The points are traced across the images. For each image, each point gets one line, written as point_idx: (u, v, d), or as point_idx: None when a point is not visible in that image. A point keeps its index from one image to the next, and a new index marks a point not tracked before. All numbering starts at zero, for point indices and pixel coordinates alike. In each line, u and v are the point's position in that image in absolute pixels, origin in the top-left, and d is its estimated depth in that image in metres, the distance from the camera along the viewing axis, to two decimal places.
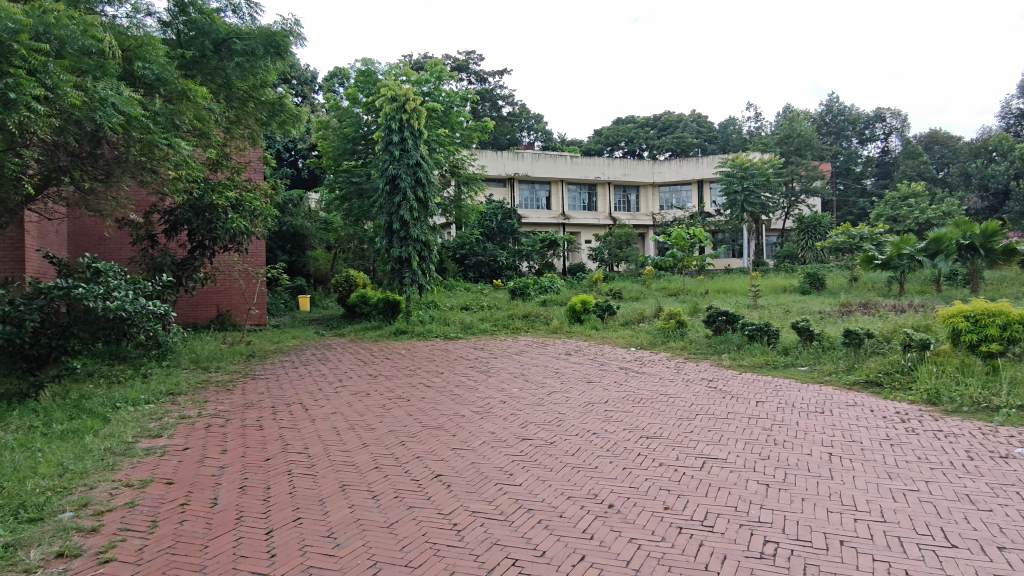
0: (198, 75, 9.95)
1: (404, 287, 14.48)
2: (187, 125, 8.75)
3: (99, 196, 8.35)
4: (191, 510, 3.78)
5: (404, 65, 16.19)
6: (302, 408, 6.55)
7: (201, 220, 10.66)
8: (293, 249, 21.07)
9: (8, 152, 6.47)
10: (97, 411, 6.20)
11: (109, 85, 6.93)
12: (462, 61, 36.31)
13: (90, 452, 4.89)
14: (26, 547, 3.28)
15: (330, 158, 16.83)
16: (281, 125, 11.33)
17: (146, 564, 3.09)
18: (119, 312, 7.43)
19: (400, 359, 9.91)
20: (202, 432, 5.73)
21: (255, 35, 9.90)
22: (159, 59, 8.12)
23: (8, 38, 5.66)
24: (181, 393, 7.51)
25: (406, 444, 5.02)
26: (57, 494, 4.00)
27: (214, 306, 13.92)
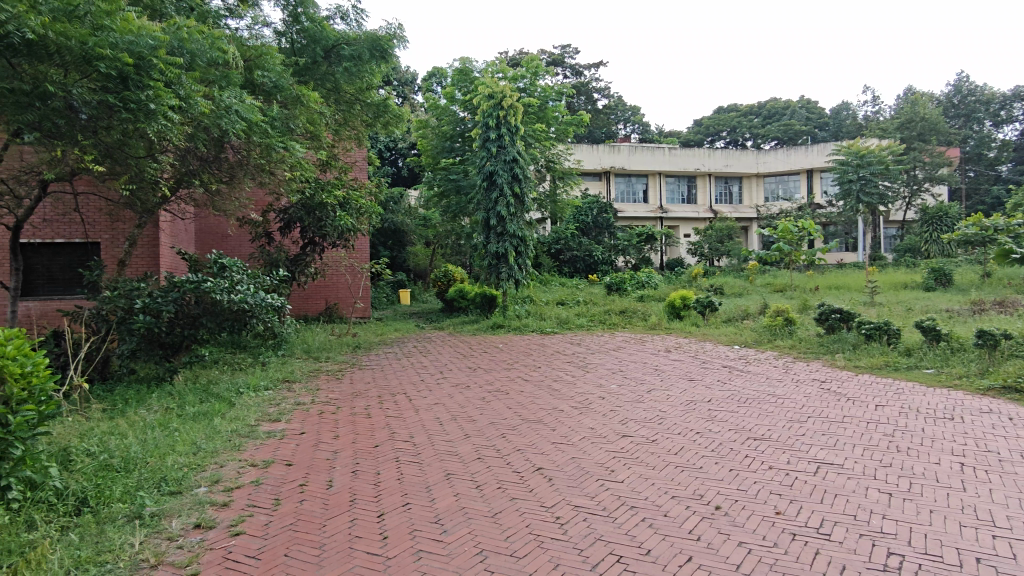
0: (310, 81, 10.44)
1: (501, 282, 14.68)
2: (300, 128, 9.39)
3: (223, 198, 9.04)
4: (309, 490, 4.04)
5: (500, 62, 16.31)
6: (406, 398, 6.81)
7: (311, 218, 11.35)
8: (395, 245, 21.89)
9: (149, 159, 7.11)
10: (223, 395, 6.74)
11: (232, 94, 7.47)
12: (558, 55, 36.27)
13: (219, 432, 5.32)
14: (169, 517, 3.63)
15: (429, 156, 17.26)
16: (385, 126, 11.76)
17: (272, 538, 3.33)
18: (243, 304, 8.10)
19: (498, 353, 10.06)
20: (316, 417, 6.10)
21: (361, 40, 10.39)
22: (276, 68, 8.68)
23: (149, 55, 6.08)
24: (295, 380, 8.02)
25: (507, 436, 5.11)
26: (193, 470, 4.39)
27: (323, 299, 14.71)
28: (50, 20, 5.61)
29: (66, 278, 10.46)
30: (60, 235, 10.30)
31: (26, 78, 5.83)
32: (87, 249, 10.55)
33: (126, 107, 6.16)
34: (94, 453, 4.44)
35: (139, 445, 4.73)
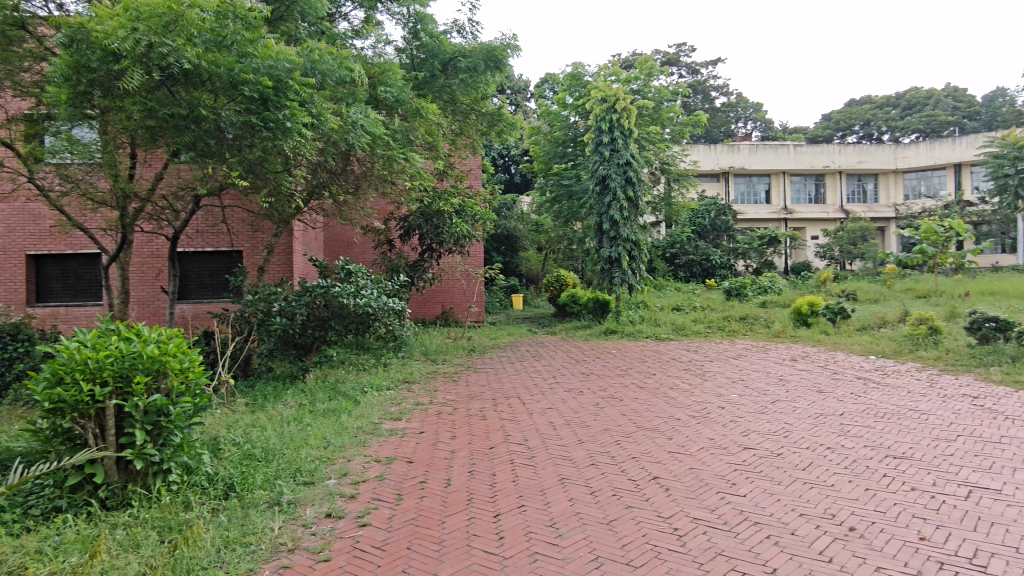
0: (429, 93, 10.87)
1: (614, 287, 14.46)
2: (420, 139, 9.81)
3: (350, 209, 9.60)
4: (429, 487, 4.20)
5: (613, 65, 16.16)
6: (520, 402, 6.90)
7: (430, 225, 11.90)
8: (507, 250, 22.26)
9: (285, 173, 7.69)
10: (350, 394, 7.15)
11: (358, 110, 7.93)
12: (672, 54, 35.43)
13: (347, 429, 5.65)
14: (304, 505, 3.91)
15: (541, 162, 17.41)
16: (499, 134, 12.02)
17: (396, 531, 3.49)
18: (367, 308, 8.58)
19: (611, 359, 9.95)
20: (435, 417, 6.33)
21: (477, 52, 10.69)
22: (397, 83, 9.10)
23: (285, 77, 6.63)
24: (414, 381, 8.37)
25: (622, 443, 5.04)
26: (324, 463, 4.70)
27: (439, 304, 15.24)
28: (203, 50, 6.23)
29: (214, 283, 11.53)
30: (209, 245, 11.34)
31: (183, 103, 6.49)
32: (231, 257, 11.57)
33: (266, 126, 6.70)
34: (239, 443, 4.86)
35: (277, 438, 5.12)
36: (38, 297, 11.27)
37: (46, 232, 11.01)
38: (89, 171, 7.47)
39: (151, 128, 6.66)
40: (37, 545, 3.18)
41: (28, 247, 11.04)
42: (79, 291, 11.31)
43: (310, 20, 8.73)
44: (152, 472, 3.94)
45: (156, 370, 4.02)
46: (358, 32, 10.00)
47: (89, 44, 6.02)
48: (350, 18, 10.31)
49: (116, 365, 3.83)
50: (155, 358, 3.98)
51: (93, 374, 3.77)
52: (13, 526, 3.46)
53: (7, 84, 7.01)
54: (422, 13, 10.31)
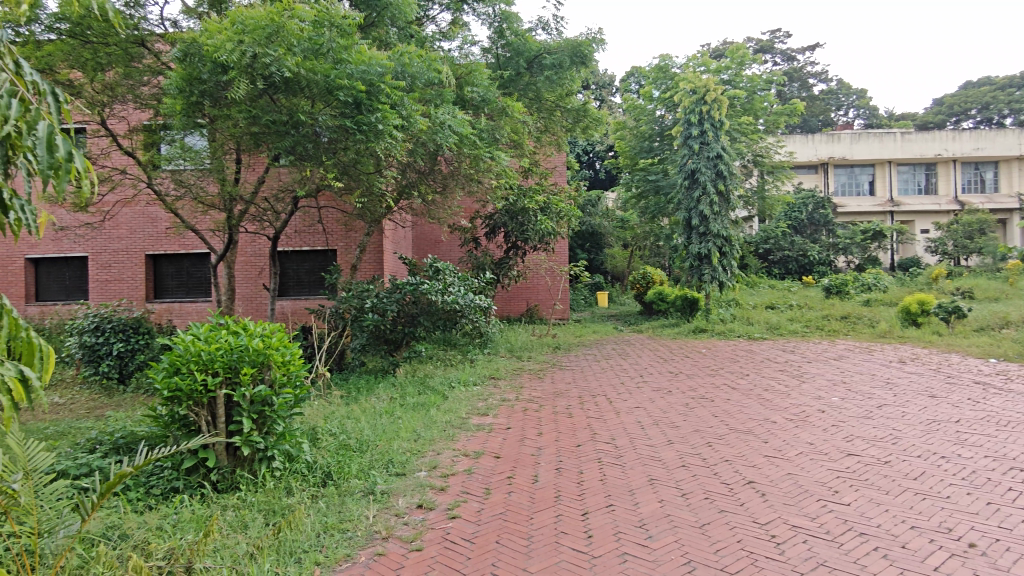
0: (514, 92, 10.92)
1: (704, 285, 14.03)
2: (505, 138, 9.89)
3: (438, 207, 9.82)
4: (516, 483, 4.23)
5: (703, 55, 15.66)
6: (607, 400, 6.83)
7: (515, 223, 11.86)
8: (592, 247, 22.06)
9: (377, 174, 7.94)
10: (438, 388, 7.32)
11: (446, 111, 8.09)
12: (766, 41, 33.94)
13: (436, 422, 5.79)
14: (396, 495, 4.04)
15: (627, 157, 17.08)
16: (585, 130, 11.95)
17: (484, 525, 3.54)
18: (454, 304, 8.78)
19: (701, 358, 9.66)
20: (521, 414, 6.37)
21: (563, 48, 10.64)
22: (483, 83, 9.21)
23: (377, 81, 6.87)
24: (500, 377, 8.47)
25: (714, 445, 4.89)
26: (415, 455, 4.84)
27: (524, 301, 15.31)
28: (302, 59, 6.53)
29: (311, 281, 12.11)
30: (306, 244, 11.92)
31: (283, 109, 6.83)
32: (327, 255, 12.10)
33: (359, 129, 6.93)
34: (336, 433, 5.08)
35: (371, 430, 5.32)
36: (156, 293, 12.22)
37: (162, 233, 11.92)
38: (200, 176, 8.02)
39: (255, 134, 7.05)
40: (158, 522, 3.45)
41: (147, 247, 11.99)
42: (191, 288, 12.18)
43: (400, 25, 8.96)
44: (258, 458, 4.19)
45: (261, 362, 4.27)
46: (445, 35, 10.19)
47: (201, 57, 6.46)
48: (437, 21, 10.52)
49: (225, 357, 4.10)
50: (260, 351, 4.23)
51: (205, 365, 4.06)
52: (138, 503, 3.77)
53: (130, 98, 7.64)
54: (507, 12, 10.33)
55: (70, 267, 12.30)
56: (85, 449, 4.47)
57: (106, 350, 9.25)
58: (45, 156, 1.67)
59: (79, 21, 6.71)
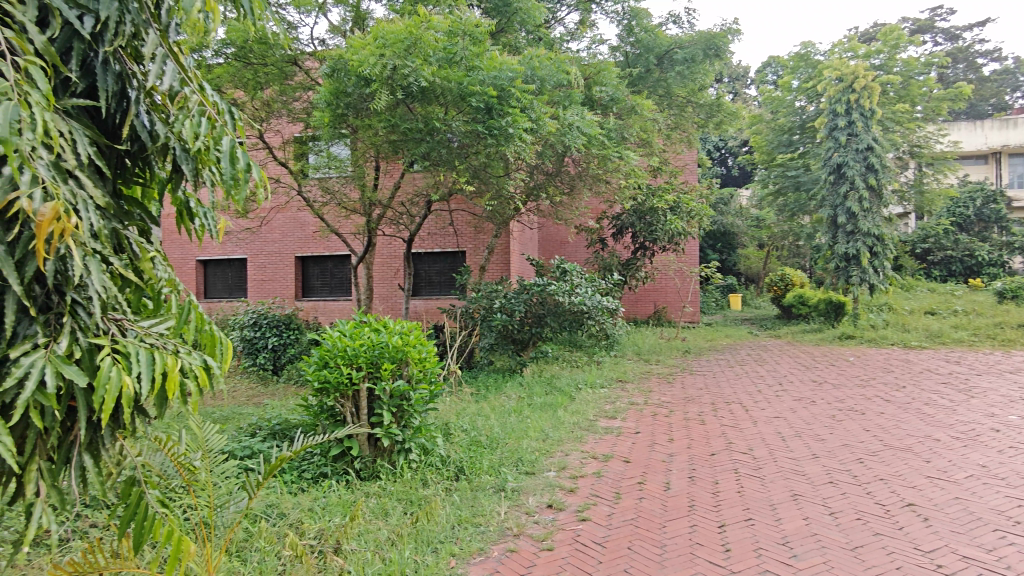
0: (643, 89, 10.74)
1: (851, 287, 13.00)
2: (634, 137, 9.73)
3: (565, 208, 9.85)
4: (647, 489, 4.14)
5: (851, 39, 14.41)
6: (742, 408, 6.51)
7: (643, 223, 11.70)
8: (724, 247, 21.16)
9: (506, 177, 8.13)
10: (565, 389, 7.33)
11: (575, 112, 8.11)
12: (925, 20, 30.78)
13: (563, 423, 5.81)
14: (527, 493, 4.09)
15: (764, 152, 16.10)
16: (718, 125, 11.49)
17: (615, 529, 3.49)
18: (582, 306, 8.75)
19: (849, 367, 8.95)
20: (650, 418, 6.23)
21: (695, 41, 10.31)
22: (612, 82, 9.11)
23: (508, 85, 7.01)
24: (628, 380, 8.33)
25: (865, 462, 4.51)
26: (544, 455, 4.88)
27: (652, 303, 14.96)
28: (437, 68, 6.77)
29: (442, 281, 12.57)
30: (437, 246, 12.41)
31: (420, 118, 7.14)
32: (457, 257, 12.50)
33: (491, 133, 7.09)
34: (467, 430, 5.24)
35: (500, 428, 5.43)
36: (304, 292, 13.23)
37: (310, 236, 12.89)
38: (344, 182, 8.60)
39: (394, 142, 7.44)
40: (310, 504, 3.73)
41: (297, 250, 13.03)
42: (335, 288, 13.07)
43: (528, 29, 9.09)
44: (397, 449, 4.41)
45: (400, 359, 4.50)
46: (573, 35, 10.21)
47: (347, 72, 6.90)
48: (565, 22, 10.56)
49: (368, 353, 4.38)
50: (399, 348, 4.47)
51: (351, 359, 4.35)
52: (292, 485, 4.10)
53: (285, 113, 8.36)
54: (636, 8, 10.09)
55: (233, 267, 13.63)
56: (248, 433, 4.94)
57: (263, 344, 10.18)
58: (227, 168, 1.87)
59: (243, 45, 7.42)
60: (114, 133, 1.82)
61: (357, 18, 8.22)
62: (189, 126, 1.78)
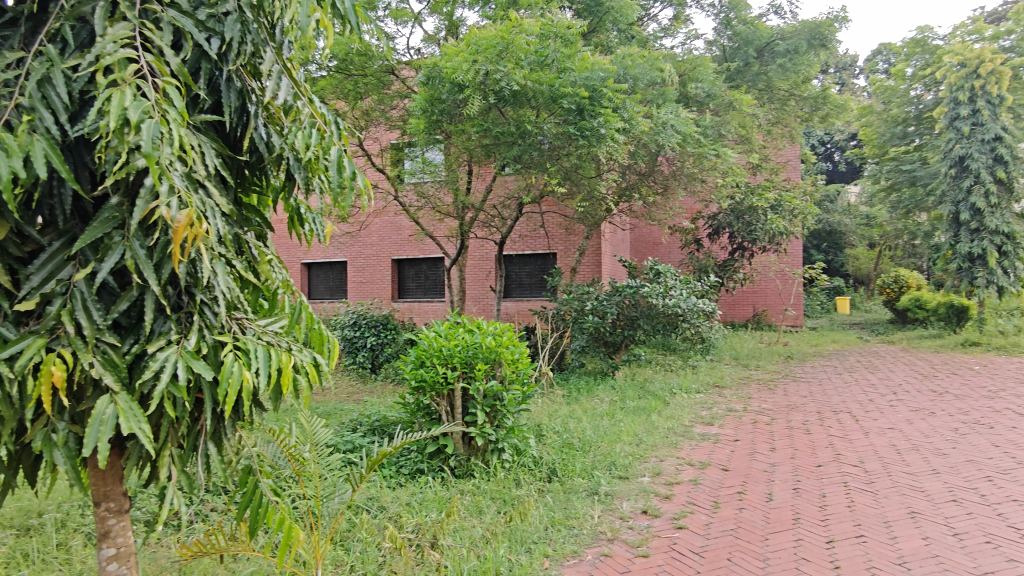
0: (742, 83, 10.35)
1: (976, 290, 11.96)
2: (732, 133, 9.38)
3: (659, 208, 9.65)
4: (748, 499, 3.98)
5: (975, 19, 13.27)
6: (852, 418, 6.12)
7: (741, 223, 11.29)
8: (830, 248, 20.07)
9: (598, 178, 8.09)
10: (659, 393, 7.18)
11: (669, 110, 7.94)
12: None
13: (658, 428, 5.69)
14: (620, 497, 4.04)
15: (875, 145, 15.06)
16: (824, 119, 10.89)
17: (714, 539, 3.38)
18: (676, 308, 8.54)
19: (974, 376, 8.24)
20: (750, 426, 5.98)
21: (799, 31, 9.83)
22: (709, 77, 8.82)
23: (600, 85, 6.95)
24: (726, 385, 8.04)
25: (995, 480, 4.13)
26: (637, 459, 4.79)
27: (751, 306, 14.38)
28: (529, 71, 6.80)
29: (533, 283, 12.64)
30: (528, 248, 12.49)
31: (512, 121, 7.21)
32: (548, 259, 12.53)
33: (583, 134, 7.07)
34: (559, 431, 5.24)
35: (593, 430, 5.39)
36: (400, 293, 13.67)
37: (405, 239, 13.33)
38: (438, 186, 8.84)
39: (487, 146, 7.55)
40: (408, 499, 3.85)
41: (393, 253, 13.51)
42: (429, 289, 13.41)
43: (621, 27, 8.98)
44: (490, 449, 4.48)
45: (493, 359, 4.59)
46: (667, 31, 9.97)
47: (441, 80, 7.08)
48: (659, 19, 10.36)
49: (462, 353, 4.50)
50: (492, 348, 4.55)
51: (446, 359, 4.48)
52: (391, 480, 4.25)
53: (383, 121, 8.71)
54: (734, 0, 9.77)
55: (334, 270, 14.31)
56: (349, 428, 5.18)
57: (362, 343, 10.62)
58: (336, 176, 1.97)
59: (345, 58, 7.79)
60: (236, 144, 1.96)
61: (450, 26, 8.40)
62: (302, 137, 1.89)
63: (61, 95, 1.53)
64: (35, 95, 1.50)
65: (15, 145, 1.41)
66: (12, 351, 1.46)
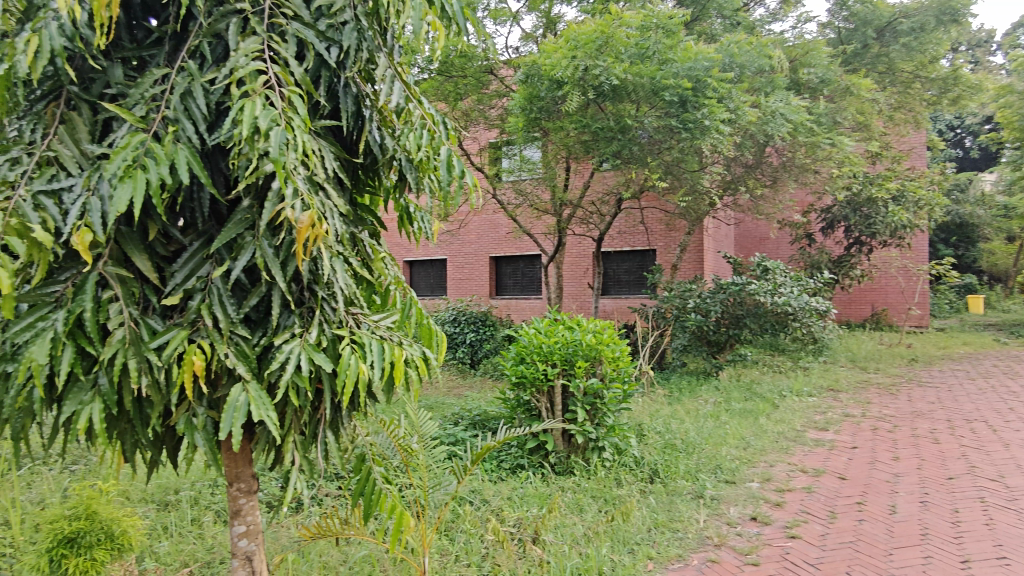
0: (859, 67, 9.68)
1: None
2: (849, 120, 8.77)
3: (767, 202, 9.20)
4: (869, 511, 3.73)
5: None
6: (989, 428, 5.58)
7: (858, 216, 10.68)
8: (961, 241, 18.43)
9: (701, 171, 7.83)
10: (767, 396, 6.86)
11: (779, 98, 7.55)
12: None
13: (767, 432, 5.43)
14: (727, 502, 3.90)
15: (1015, 128, 13.63)
16: (955, 101, 9.97)
17: (831, 551, 3.20)
18: (786, 307, 8.12)
19: None
20: (869, 433, 5.59)
21: (926, 7, 9.08)
22: (823, 62, 8.32)
23: (704, 75, 6.72)
24: (841, 389, 7.55)
25: None
26: (745, 464, 4.59)
27: (869, 305, 13.46)
28: (629, 65, 6.67)
29: (631, 280, 12.45)
30: (627, 244, 12.29)
31: (611, 116, 7.11)
32: (647, 255, 12.28)
33: (685, 127, 6.87)
34: (661, 431, 5.13)
35: (696, 432, 5.23)
36: (498, 290, 13.87)
37: (503, 237, 13.48)
38: (536, 184, 8.85)
39: (586, 142, 7.48)
40: (509, 493, 3.90)
41: (491, 251, 13.70)
42: (527, 286, 13.49)
43: (726, 14, 8.63)
44: (591, 447, 4.46)
45: (594, 357, 4.56)
46: (776, 15, 9.48)
47: (541, 77, 7.11)
48: (766, 4, 9.87)
49: (563, 350, 4.50)
50: (592, 346, 4.53)
51: (546, 356, 4.51)
52: (493, 473, 4.32)
53: (482, 120, 8.83)
54: None
55: (435, 267, 14.74)
56: (452, 421, 5.32)
57: (462, 339, 10.86)
58: (446, 175, 2.02)
59: (446, 60, 7.99)
60: (352, 148, 2.06)
61: (548, 22, 8.40)
62: (414, 139, 1.95)
63: (200, 107, 1.66)
64: (178, 108, 1.64)
65: (162, 154, 1.54)
66: (160, 341, 1.60)
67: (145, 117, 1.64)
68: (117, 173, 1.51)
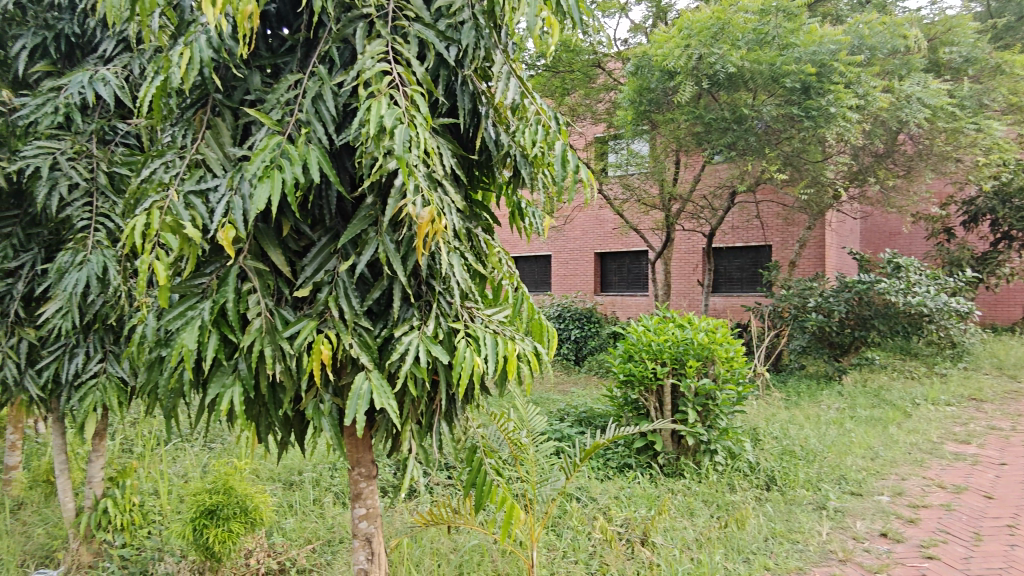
0: (1012, 42, 8.83)
1: None
2: (1000, 101, 7.81)
3: (900, 193, 8.49)
4: (1021, 535, 3.36)
5: None
6: None
7: (1009, 207, 9.67)
8: None
9: (825, 162, 7.35)
10: (897, 403, 6.34)
11: (916, 81, 6.96)
12: None
13: (898, 442, 5.01)
14: (853, 516, 3.64)
15: None
16: None
17: None
18: (921, 307, 7.46)
19: None
20: (1020, 449, 5.03)
21: None
22: (969, 39, 7.65)
23: (830, 59, 6.30)
24: (986, 399, 6.84)
25: None
26: (873, 476, 4.27)
27: (1020, 307, 12.14)
28: (747, 51, 6.39)
29: (744, 278, 11.92)
30: (740, 240, 11.77)
31: (725, 106, 6.84)
32: (762, 251, 11.70)
33: (808, 115, 6.47)
34: (778, 437, 4.87)
35: (817, 439, 4.92)
36: (603, 287, 13.73)
37: (609, 233, 13.32)
38: (644, 178, 8.64)
39: (698, 135, 7.23)
40: (617, 492, 3.85)
41: (596, 247, 13.58)
42: (633, 283, 13.25)
43: None
44: (702, 449, 4.31)
45: (706, 356, 4.41)
46: None
47: (651, 69, 6.94)
48: None
49: (672, 349, 4.39)
50: (705, 345, 4.37)
51: (656, 354, 4.42)
52: (599, 471, 4.28)
53: (589, 115, 8.76)
54: None
55: (540, 264, 14.81)
56: (558, 417, 5.32)
57: (567, 335, 10.85)
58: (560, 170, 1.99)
59: (553, 55, 8.00)
60: (468, 145, 2.11)
61: (659, 12, 8.20)
62: (529, 134, 1.96)
63: (329, 109, 1.75)
64: (310, 110, 1.74)
65: (296, 155, 1.63)
66: (293, 330, 1.70)
67: (281, 120, 1.75)
68: (257, 173, 1.62)
